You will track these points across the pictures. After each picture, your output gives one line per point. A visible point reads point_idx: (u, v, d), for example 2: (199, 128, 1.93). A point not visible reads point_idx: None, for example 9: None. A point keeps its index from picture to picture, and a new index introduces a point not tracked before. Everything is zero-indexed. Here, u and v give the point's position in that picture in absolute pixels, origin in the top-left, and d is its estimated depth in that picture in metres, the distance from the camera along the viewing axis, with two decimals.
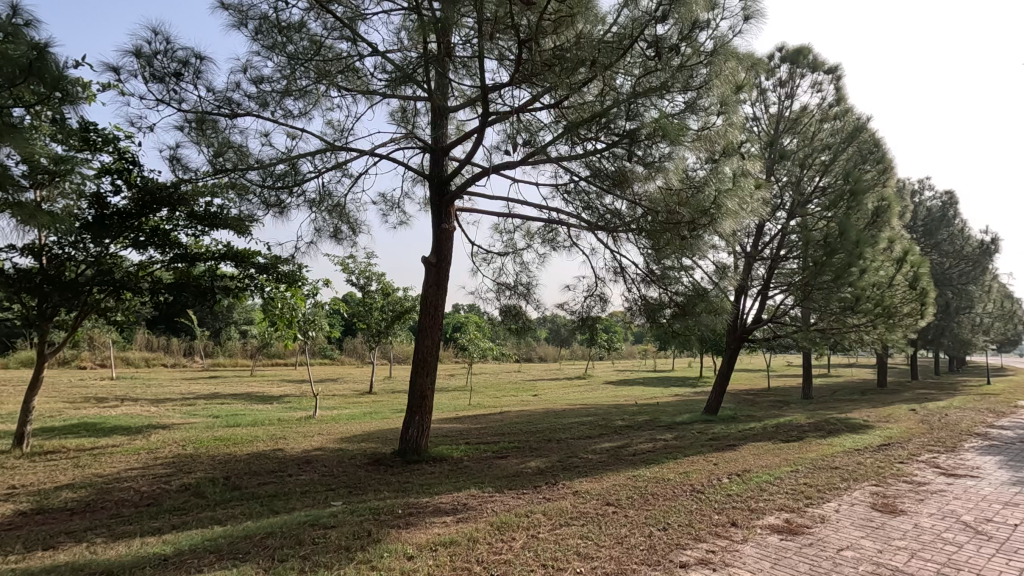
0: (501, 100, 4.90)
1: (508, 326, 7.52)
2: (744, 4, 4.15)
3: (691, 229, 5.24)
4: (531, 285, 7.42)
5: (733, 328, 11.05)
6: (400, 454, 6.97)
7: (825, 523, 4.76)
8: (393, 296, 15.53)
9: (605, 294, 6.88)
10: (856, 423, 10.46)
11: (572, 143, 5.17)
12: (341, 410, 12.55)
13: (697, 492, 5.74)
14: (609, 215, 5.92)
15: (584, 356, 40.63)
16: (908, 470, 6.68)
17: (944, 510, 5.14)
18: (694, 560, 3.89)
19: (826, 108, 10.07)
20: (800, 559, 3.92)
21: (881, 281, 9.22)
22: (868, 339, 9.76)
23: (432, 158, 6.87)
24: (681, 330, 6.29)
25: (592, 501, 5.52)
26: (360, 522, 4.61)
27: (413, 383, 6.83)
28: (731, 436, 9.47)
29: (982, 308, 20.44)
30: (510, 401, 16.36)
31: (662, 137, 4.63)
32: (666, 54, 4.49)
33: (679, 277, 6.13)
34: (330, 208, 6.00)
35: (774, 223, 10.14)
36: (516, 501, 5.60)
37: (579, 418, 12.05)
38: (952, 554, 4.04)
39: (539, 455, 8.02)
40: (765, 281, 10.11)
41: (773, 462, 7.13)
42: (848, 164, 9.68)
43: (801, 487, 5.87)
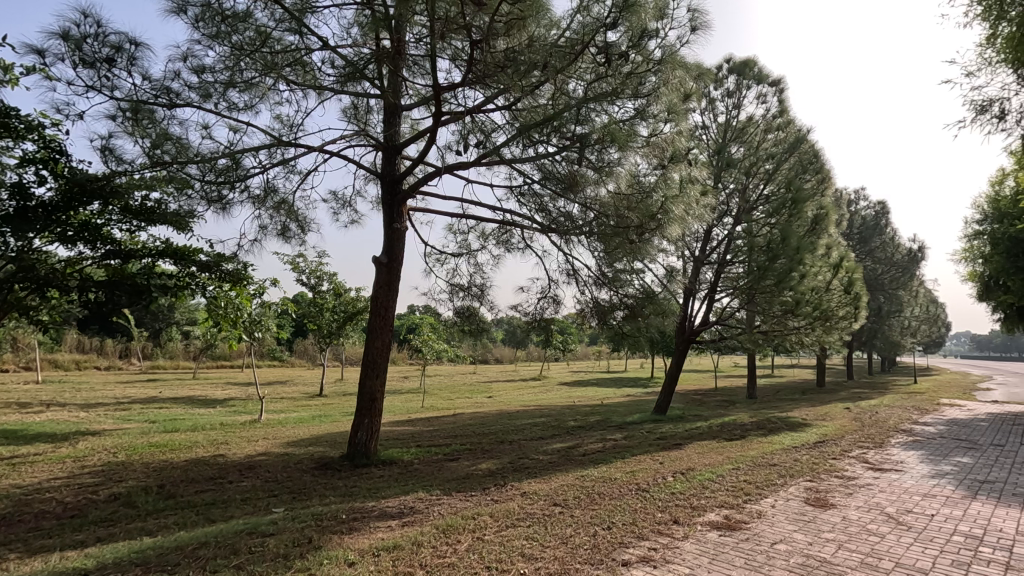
0: (454, 100, 4.85)
1: (462, 327, 7.46)
2: (691, 15, 4.26)
3: (639, 233, 5.35)
4: (485, 286, 7.40)
5: (681, 330, 11.34)
6: (349, 458, 6.80)
7: (761, 519, 4.93)
8: (345, 297, 15.18)
9: (559, 296, 6.94)
10: (794, 421, 10.95)
11: (525, 144, 5.20)
12: (289, 414, 12.18)
13: (642, 491, 5.85)
14: (562, 217, 5.95)
15: (539, 357, 41.09)
16: (839, 466, 7.02)
17: (870, 502, 5.43)
18: (636, 558, 3.96)
19: (770, 119, 10.47)
20: (736, 554, 4.05)
21: (819, 285, 9.71)
22: (807, 341, 10.21)
23: (385, 156, 6.73)
24: (631, 331, 6.42)
25: (539, 502, 5.55)
26: (300, 529, 4.47)
27: (363, 386, 6.70)
28: (678, 435, 9.71)
29: (910, 312, 21.78)
30: (464, 402, 16.34)
31: (611, 143, 4.74)
32: (616, 60, 4.57)
33: (630, 280, 6.25)
34: (276, 205, 5.80)
35: (721, 228, 10.49)
36: (464, 503, 5.57)
37: (532, 419, 12.11)
38: (875, 545, 4.26)
39: (490, 456, 8.02)
40: (712, 284, 10.48)
41: (715, 460, 7.35)
42: (789, 173, 10.09)
43: (740, 484, 6.08)
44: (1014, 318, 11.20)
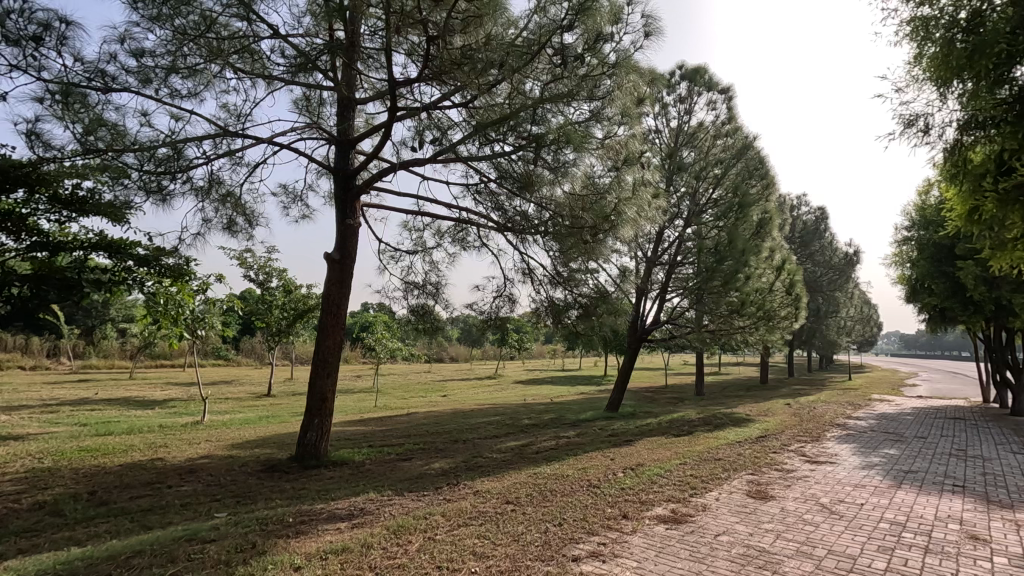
0: (410, 96, 4.78)
1: (416, 325, 7.38)
2: (645, 21, 4.36)
3: (593, 233, 5.43)
4: (440, 284, 7.34)
5: (633, 329, 11.59)
6: (298, 459, 6.61)
7: (705, 511, 5.10)
8: (296, 294, 14.73)
9: (514, 295, 6.97)
10: (738, 417, 11.39)
11: (481, 143, 5.18)
12: (235, 414, 11.74)
13: (593, 487, 5.96)
14: (518, 216, 5.97)
15: (494, 356, 41.16)
16: (779, 459, 7.35)
17: (806, 493, 5.71)
18: (585, 553, 4.03)
19: (719, 126, 10.83)
20: (681, 546, 4.18)
21: (763, 287, 10.14)
22: (752, 340, 10.66)
23: (338, 151, 6.58)
24: (584, 330, 6.51)
25: (492, 500, 5.56)
26: (244, 534, 4.32)
27: (313, 386, 6.53)
28: (629, 431, 9.92)
29: (846, 312, 23.00)
30: (418, 401, 16.18)
31: (566, 144, 4.80)
32: (571, 62, 4.63)
33: (585, 279, 6.34)
34: (221, 197, 5.56)
35: (672, 230, 10.79)
36: (416, 503, 5.51)
37: (487, 418, 12.11)
38: (809, 534, 4.49)
39: (444, 455, 7.98)
40: (663, 284, 10.77)
41: (664, 456, 7.56)
42: (736, 178, 10.44)
43: (687, 478, 6.28)
44: (937, 319, 12.02)
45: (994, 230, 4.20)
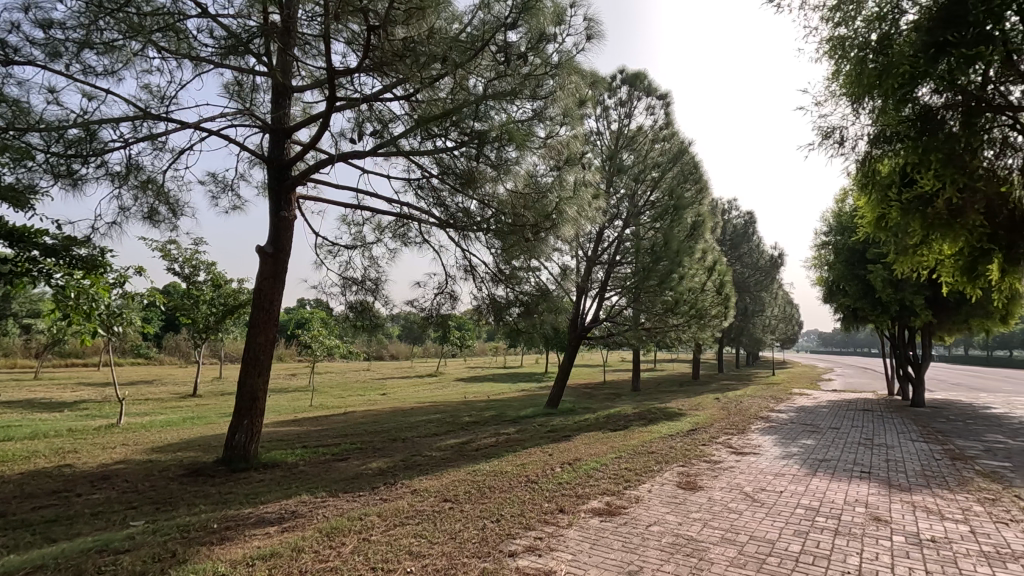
0: (349, 86, 4.64)
1: (355, 322, 7.19)
2: (586, 24, 4.43)
3: (534, 232, 5.48)
4: (380, 280, 7.18)
5: (573, 327, 11.80)
6: (225, 462, 6.29)
7: (638, 503, 5.28)
8: (225, 289, 14.00)
9: (455, 292, 6.92)
10: (671, 412, 11.85)
11: (423, 137, 5.11)
12: (156, 416, 11.03)
13: (531, 483, 6.02)
14: (460, 213, 5.92)
15: (436, 353, 40.80)
16: (708, 451, 7.71)
17: (732, 483, 6.02)
18: (522, 548, 4.06)
19: (657, 130, 11.19)
20: (615, 538, 4.30)
21: (696, 286, 10.58)
22: (685, 337, 11.12)
23: (273, 140, 6.29)
24: (526, 328, 6.56)
25: (430, 498, 5.51)
26: (162, 542, 4.06)
27: (242, 385, 6.23)
28: (568, 427, 10.10)
29: (770, 312, 24.39)
30: (356, 400, 15.80)
31: (509, 141, 4.84)
32: (515, 61, 4.64)
33: (526, 278, 6.40)
34: (142, 185, 5.19)
35: (612, 230, 11.06)
36: (351, 504, 5.38)
37: (427, 416, 11.99)
38: (734, 521, 4.74)
39: (381, 455, 7.83)
40: (603, 283, 11.03)
41: (600, 450, 7.75)
42: (672, 181, 10.76)
43: (622, 471, 6.47)
44: (849, 318, 12.95)
45: (898, 237, 4.58)
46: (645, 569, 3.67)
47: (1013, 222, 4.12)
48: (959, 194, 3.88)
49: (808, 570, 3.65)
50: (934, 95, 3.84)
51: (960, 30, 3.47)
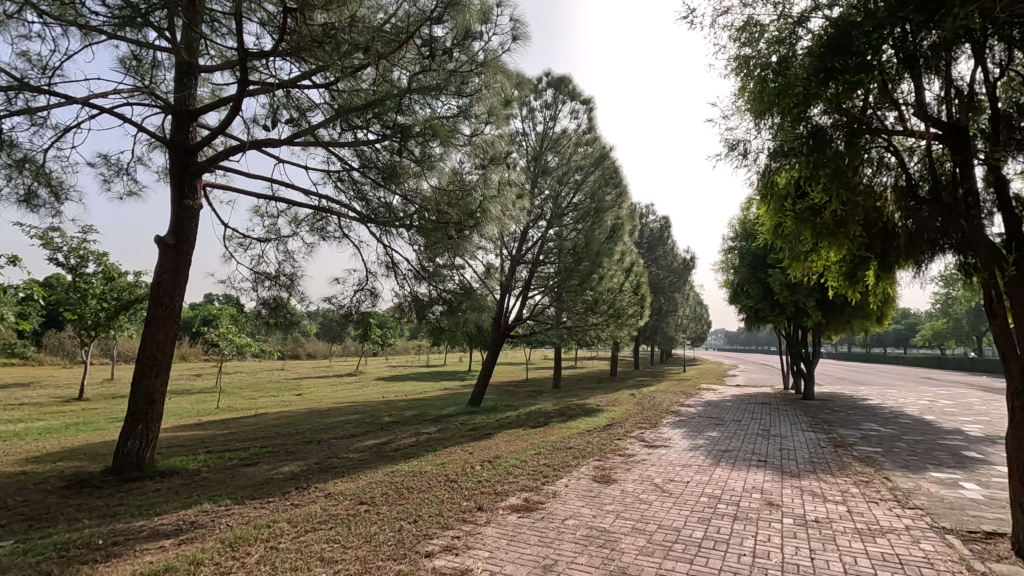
0: (264, 70, 4.37)
1: (267, 320, 6.80)
2: (512, 24, 4.48)
3: (458, 230, 5.43)
4: (295, 275, 6.85)
5: (496, 325, 11.84)
6: (114, 471, 5.74)
7: (555, 498, 5.39)
8: (119, 282, 12.79)
9: (376, 289, 6.74)
10: (589, 408, 12.22)
11: (344, 128, 4.92)
12: (32, 423, 9.87)
13: (450, 482, 5.99)
14: (382, 208, 5.76)
15: (356, 352, 39.61)
16: (622, 445, 8.03)
17: (643, 475, 6.31)
18: (439, 548, 4.03)
19: (580, 134, 11.48)
20: (531, 533, 4.37)
21: (615, 287, 10.98)
22: (604, 335, 11.55)
23: (176, 122, 5.81)
24: (449, 326, 6.51)
25: (344, 502, 5.33)
26: (35, 564, 3.64)
27: (136, 387, 5.71)
28: (490, 425, 10.16)
29: (683, 312, 25.78)
30: (268, 401, 14.99)
31: (433, 137, 4.79)
32: (440, 56, 4.57)
33: (450, 276, 6.35)
34: (16, 164, 4.61)
35: (536, 230, 11.23)
36: (259, 511, 5.10)
37: (345, 417, 11.61)
38: (644, 511, 4.96)
39: (294, 458, 7.48)
40: (526, 282, 11.18)
41: (520, 447, 7.85)
42: (594, 185, 11.09)
43: (540, 467, 6.59)
44: (752, 318, 13.93)
45: (793, 244, 4.98)
46: (560, 562, 3.76)
47: (886, 233, 4.61)
48: (843, 207, 4.29)
49: (709, 554, 3.89)
50: (825, 115, 4.20)
51: (846, 58, 3.83)
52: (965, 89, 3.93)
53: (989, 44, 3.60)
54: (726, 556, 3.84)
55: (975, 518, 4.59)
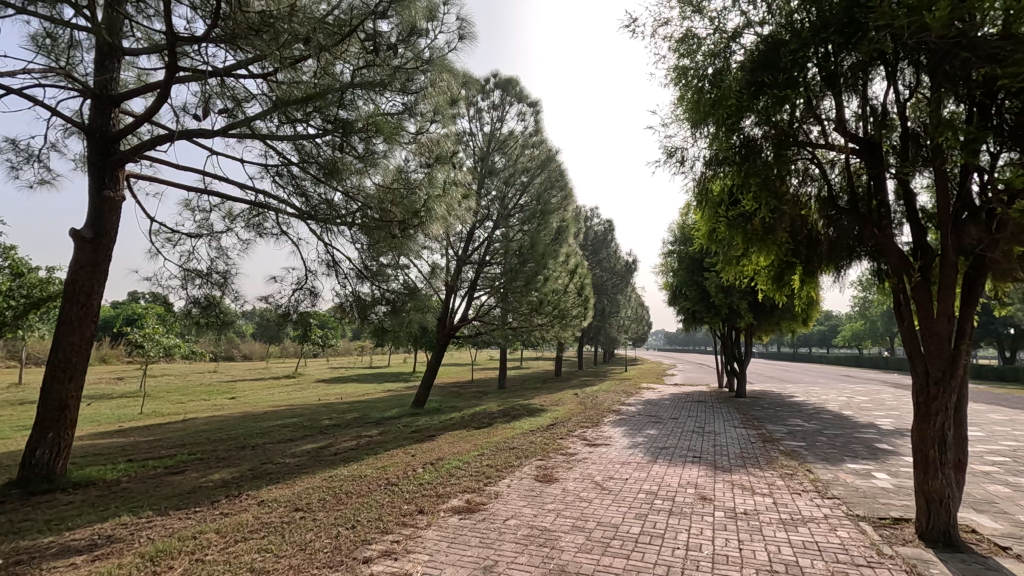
0: (195, 56, 4.13)
1: (198, 320, 6.43)
2: (459, 23, 4.47)
3: (401, 228, 5.33)
4: (229, 273, 6.53)
5: (441, 327, 11.72)
6: (19, 484, 5.26)
7: (497, 498, 5.40)
8: (29, 278, 11.79)
9: (316, 288, 6.53)
10: (533, 408, 12.33)
11: (282, 121, 4.73)
12: None
13: (391, 485, 5.88)
14: (322, 205, 5.57)
15: (295, 353, 38.28)
16: (564, 444, 8.14)
17: (584, 473, 6.42)
18: (378, 554, 3.94)
19: (527, 136, 11.58)
20: (472, 535, 4.35)
21: (559, 288, 11.13)
22: (548, 335, 11.74)
23: (95, 107, 5.40)
24: (391, 327, 6.39)
25: (278, 509, 5.13)
26: None
27: (46, 392, 5.26)
28: (433, 427, 10.05)
29: (624, 313, 26.46)
30: (199, 405, 14.23)
31: (376, 133, 4.69)
32: (384, 51, 4.48)
33: (394, 276, 6.24)
34: None
35: (482, 231, 11.22)
36: (184, 522, 4.82)
37: (282, 421, 11.18)
38: (584, 509, 5.05)
39: (226, 465, 7.13)
40: (472, 283, 11.16)
41: (463, 448, 7.81)
42: (541, 187, 11.19)
43: (483, 468, 6.57)
44: (689, 319, 14.46)
45: (726, 248, 5.21)
46: (500, 563, 3.76)
47: (810, 239, 4.90)
48: (771, 214, 4.54)
49: (645, 549, 4.00)
50: (756, 128, 4.42)
51: (775, 74, 4.04)
52: (879, 109, 4.25)
53: (899, 67, 3.91)
54: (661, 550, 3.97)
55: (884, 505, 4.96)
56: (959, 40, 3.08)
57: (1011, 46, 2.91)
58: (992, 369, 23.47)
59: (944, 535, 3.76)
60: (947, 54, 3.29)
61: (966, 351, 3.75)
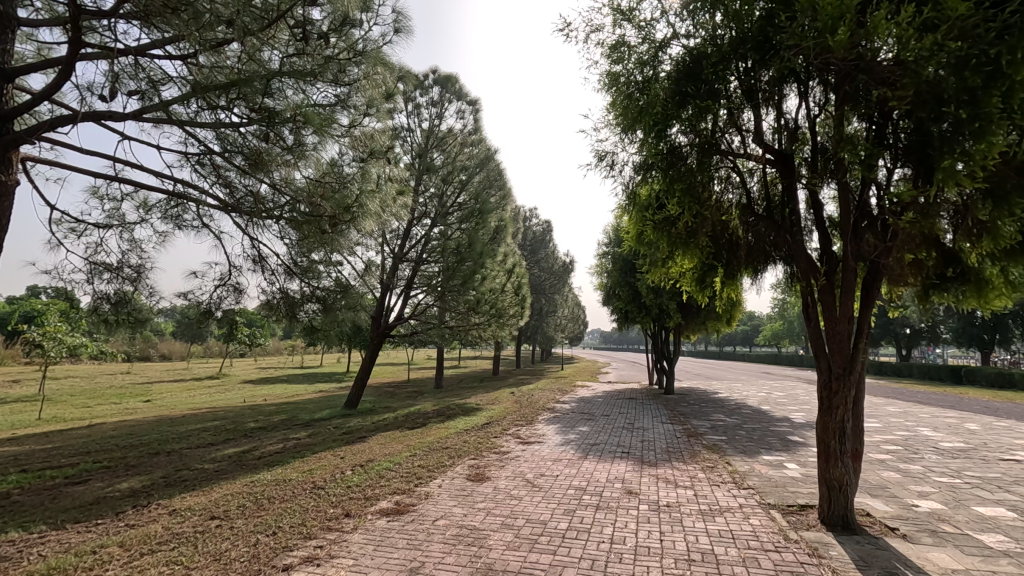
0: (105, 32, 3.81)
1: (107, 318, 5.89)
2: (394, 16, 4.39)
3: (332, 224, 5.11)
4: (143, 267, 6.07)
5: (376, 325, 11.43)
6: None
7: (427, 499, 5.35)
8: None
9: (241, 284, 6.20)
10: (469, 407, 12.31)
11: (203, 107, 4.44)
12: None
13: (317, 489, 5.69)
14: (248, 196, 5.28)
15: (220, 353, 36.32)
16: (498, 443, 8.18)
17: (516, 471, 6.47)
18: (299, 560, 3.79)
19: (466, 135, 11.54)
20: (400, 536, 4.28)
21: (497, 287, 11.16)
22: (486, 334, 11.74)
23: None
24: (322, 325, 6.17)
25: (192, 518, 4.82)
26: None
27: None
28: (365, 428, 9.80)
29: (561, 313, 26.91)
30: (108, 409, 13.20)
31: (305, 125, 4.49)
32: (316, 40, 4.32)
33: (325, 272, 6.02)
34: None
35: (419, 228, 11.08)
36: (83, 535, 4.45)
37: (202, 424, 10.56)
38: (514, 507, 5.08)
39: (136, 473, 6.63)
40: (408, 281, 10.98)
41: (396, 449, 7.68)
42: (479, 186, 11.16)
43: (415, 469, 6.49)
44: (622, 319, 14.89)
45: (654, 250, 5.40)
46: (426, 564, 3.72)
47: (730, 243, 5.16)
48: (694, 218, 4.76)
49: (571, 544, 4.07)
50: (682, 135, 4.57)
51: (698, 85, 4.23)
52: (792, 123, 4.51)
53: (810, 85, 4.18)
54: (587, 544, 4.06)
55: (793, 493, 5.31)
56: (858, 63, 3.33)
57: (901, 71, 3.18)
58: (890, 366, 25.71)
59: (842, 518, 4.07)
60: (849, 75, 3.55)
61: (864, 350, 4.06)
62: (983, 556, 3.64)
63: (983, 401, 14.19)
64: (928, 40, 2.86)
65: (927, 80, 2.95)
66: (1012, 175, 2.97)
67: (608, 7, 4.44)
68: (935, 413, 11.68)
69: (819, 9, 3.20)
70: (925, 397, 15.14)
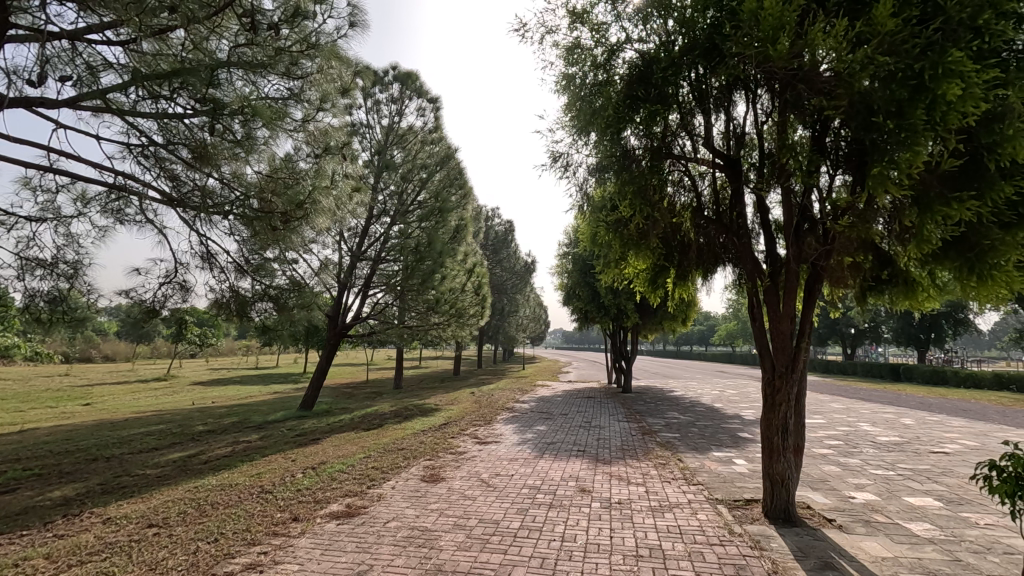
0: (37, 13, 3.59)
1: (38, 318, 5.53)
2: (349, 10, 4.30)
3: (283, 220, 4.92)
4: (79, 263, 5.75)
5: (333, 325, 11.17)
6: None
7: (379, 501, 5.26)
8: None
9: (187, 282, 5.95)
10: (427, 407, 12.20)
11: (145, 97, 4.23)
12: None
13: (265, 493, 5.53)
14: (193, 190, 5.05)
15: (169, 353, 34.91)
16: (455, 443, 8.13)
17: (471, 471, 6.44)
18: (241, 567, 3.66)
19: (427, 133, 11.40)
20: (349, 540, 4.19)
21: (457, 287, 11.09)
22: (446, 334, 11.67)
23: None
24: (273, 325, 5.98)
25: (127, 526, 4.60)
26: None
27: None
28: (319, 429, 9.57)
29: (523, 313, 27.00)
30: (45, 413, 12.48)
31: (253, 117, 4.34)
32: (266, 31, 4.18)
33: (279, 270, 5.83)
34: None
35: (378, 226, 10.89)
36: (4, 548, 4.18)
37: (147, 428, 10.11)
38: (467, 507, 5.06)
39: (71, 480, 6.27)
40: (367, 280, 10.79)
41: (350, 451, 7.54)
42: (440, 184, 11.03)
43: (368, 471, 6.38)
44: (582, 318, 15.07)
45: (607, 250, 5.47)
46: (375, 568, 3.65)
47: (682, 244, 5.24)
48: (646, 220, 4.83)
49: (522, 543, 4.08)
50: (636, 139, 4.63)
51: (651, 89, 4.30)
52: (740, 129, 4.63)
53: (757, 92, 4.30)
54: (537, 543, 4.07)
55: (739, 488, 5.47)
56: (798, 72, 3.46)
57: (837, 83, 3.31)
58: (836, 364, 26.83)
59: (784, 511, 4.21)
60: (791, 84, 3.68)
61: (805, 349, 4.21)
62: (911, 544, 3.83)
63: (920, 398, 14.94)
64: (860, 53, 2.99)
65: (860, 91, 3.09)
66: (936, 184, 3.07)
67: (565, 10, 4.47)
68: (875, 409, 12.25)
69: (761, 20, 3.28)
70: (867, 394, 15.92)
